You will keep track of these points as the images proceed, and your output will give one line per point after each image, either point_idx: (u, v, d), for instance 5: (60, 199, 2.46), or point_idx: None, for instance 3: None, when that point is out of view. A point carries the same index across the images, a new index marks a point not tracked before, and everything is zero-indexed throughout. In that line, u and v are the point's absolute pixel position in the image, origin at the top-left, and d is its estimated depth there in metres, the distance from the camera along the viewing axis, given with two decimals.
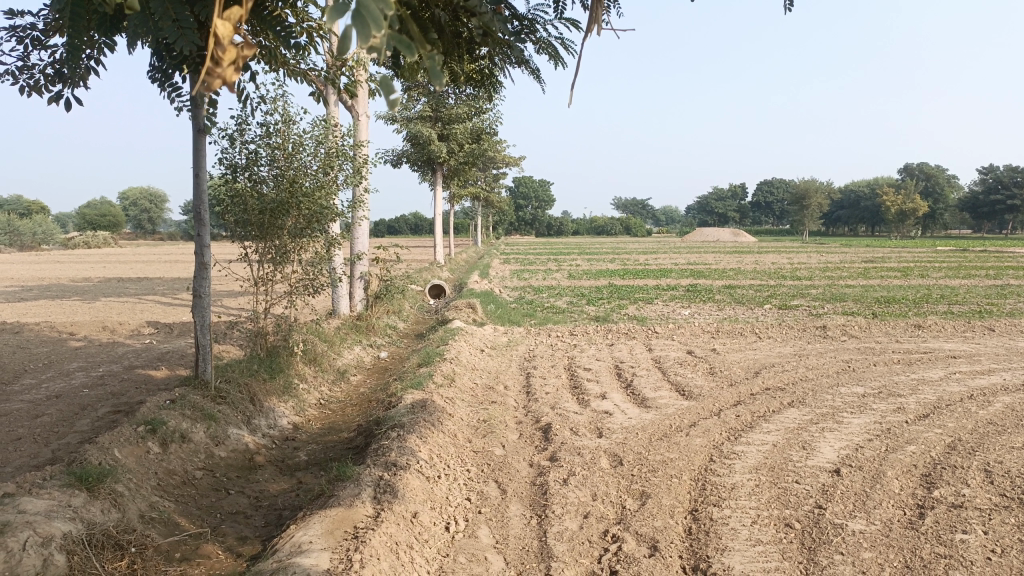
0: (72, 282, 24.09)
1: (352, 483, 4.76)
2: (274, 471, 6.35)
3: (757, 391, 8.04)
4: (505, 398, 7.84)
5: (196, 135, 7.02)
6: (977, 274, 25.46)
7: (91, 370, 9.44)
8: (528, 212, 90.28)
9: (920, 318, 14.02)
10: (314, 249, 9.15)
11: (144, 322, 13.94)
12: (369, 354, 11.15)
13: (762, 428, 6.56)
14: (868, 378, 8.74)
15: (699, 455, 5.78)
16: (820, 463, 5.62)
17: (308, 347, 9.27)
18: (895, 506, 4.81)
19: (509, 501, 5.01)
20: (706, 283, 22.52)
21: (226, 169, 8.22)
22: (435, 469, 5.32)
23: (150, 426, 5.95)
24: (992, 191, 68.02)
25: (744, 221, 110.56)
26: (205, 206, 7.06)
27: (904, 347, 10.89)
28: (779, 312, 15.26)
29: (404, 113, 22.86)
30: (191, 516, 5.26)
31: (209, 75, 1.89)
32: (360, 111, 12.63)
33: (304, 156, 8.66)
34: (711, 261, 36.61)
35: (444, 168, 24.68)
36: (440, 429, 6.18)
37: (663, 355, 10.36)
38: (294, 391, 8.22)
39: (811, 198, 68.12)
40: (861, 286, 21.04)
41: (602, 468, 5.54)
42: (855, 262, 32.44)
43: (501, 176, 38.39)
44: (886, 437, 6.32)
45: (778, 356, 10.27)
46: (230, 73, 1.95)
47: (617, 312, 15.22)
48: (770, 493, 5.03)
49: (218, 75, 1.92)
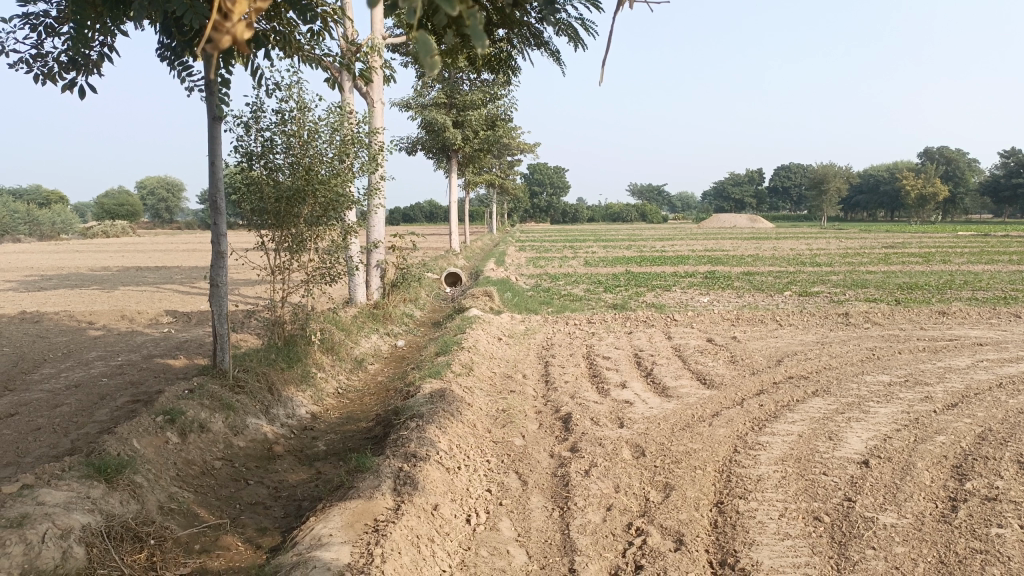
0: (90, 271, 24.24)
1: (371, 475, 4.70)
2: (293, 461, 6.32)
3: (780, 380, 7.91)
4: (524, 387, 7.77)
5: (211, 123, 6.97)
6: (1001, 259, 25.04)
7: (110, 359, 9.46)
8: (544, 199, 89.93)
9: (945, 304, 13.77)
10: (331, 237, 9.10)
11: (162, 310, 13.98)
12: (387, 343, 11.11)
13: (787, 418, 6.45)
14: (893, 366, 8.58)
15: (723, 446, 5.68)
16: (847, 454, 5.50)
17: (325, 336, 9.24)
18: (926, 499, 4.69)
19: (530, 493, 4.94)
20: (724, 270, 22.30)
21: (242, 157, 8.17)
22: (455, 460, 5.25)
23: (168, 415, 5.92)
24: (1015, 175, 66.92)
25: (761, 207, 109.59)
26: (221, 194, 7.01)
27: (929, 335, 10.69)
28: (800, 299, 15.07)
29: (418, 99, 22.76)
30: (211, 507, 5.23)
31: (219, 29, 1.64)
32: (376, 98, 12.55)
33: (320, 144, 8.59)
34: (728, 246, 36.26)
35: (459, 155, 24.57)
36: (459, 419, 6.11)
37: (683, 343, 10.23)
38: (312, 380, 8.18)
39: (830, 182, 67.34)
40: (882, 272, 20.74)
41: (624, 459, 5.45)
42: (875, 247, 32.06)
43: (517, 162, 38.21)
44: (914, 427, 6.19)
45: (801, 344, 10.11)
46: (242, 30, 1.68)
47: (635, 300, 15.08)
48: (798, 485, 4.92)
49: (227, 31, 1.66)
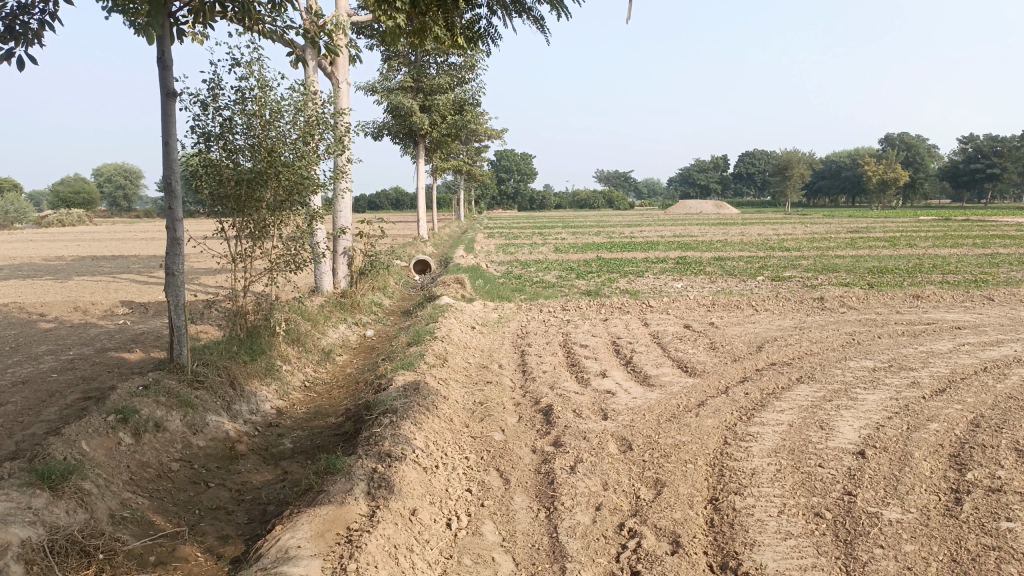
0: (43, 261, 23.35)
1: (343, 476, 4.35)
2: (257, 460, 5.93)
3: (762, 367, 7.70)
4: (501, 378, 7.45)
5: (164, 100, 6.51)
6: (964, 243, 25.35)
7: (60, 353, 8.94)
8: (510, 186, 89.38)
9: (918, 288, 13.73)
10: (295, 223, 8.67)
11: (118, 301, 13.38)
12: (355, 333, 10.71)
13: (775, 407, 6.22)
14: (876, 351, 8.43)
15: (713, 438, 5.42)
16: (842, 445, 5.28)
17: (291, 327, 8.82)
18: (928, 492, 4.49)
19: (513, 492, 4.63)
20: (695, 255, 22.17)
21: (199, 139, 7.72)
22: (432, 459, 4.92)
23: (121, 414, 5.50)
24: (973, 160, 68.06)
25: (726, 194, 110.27)
26: (176, 176, 6.56)
27: (906, 319, 10.59)
28: (774, 284, 14.93)
29: (384, 84, 22.22)
30: (168, 513, 4.83)
31: None
32: (340, 78, 12.06)
33: (283, 124, 8.15)
34: (697, 232, 36.19)
35: (427, 140, 24.02)
36: (435, 414, 5.77)
37: (661, 330, 9.99)
38: (277, 372, 7.77)
39: (794, 168, 67.77)
40: (852, 257, 20.77)
41: (611, 453, 5.17)
42: (841, 232, 32.24)
43: (483, 149, 37.81)
44: (906, 414, 6.01)
45: (780, 329, 9.94)
46: None
47: (609, 286, 14.83)
48: (794, 479, 4.68)
49: None
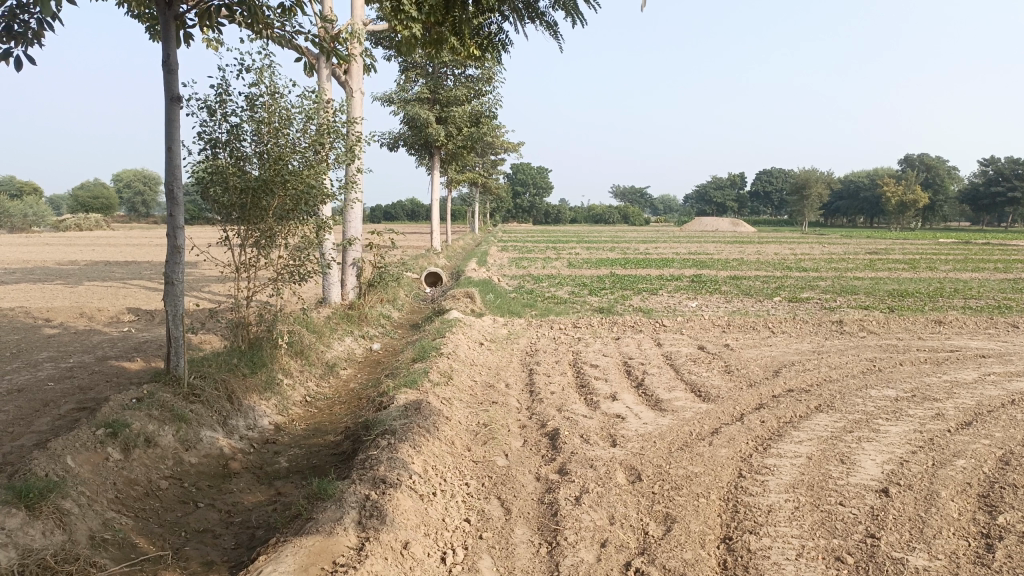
0: (56, 265, 23.32)
1: (334, 503, 4.12)
2: (251, 479, 5.71)
3: (779, 393, 7.41)
4: (507, 398, 7.20)
5: (168, 105, 6.35)
6: (986, 267, 24.86)
7: (60, 360, 8.77)
8: (526, 199, 89.32)
9: (940, 313, 13.35)
10: (302, 233, 8.48)
11: (125, 308, 13.24)
12: (361, 346, 10.50)
13: (792, 437, 5.93)
14: (898, 379, 8.11)
15: (726, 469, 5.14)
16: (863, 481, 4.99)
17: (294, 339, 8.62)
18: (957, 536, 4.20)
19: (513, 524, 4.38)
20: (710, 274, 21.84)
21: (206, 146, 7.56)
22: (429, 485, 4.67)
23: (110, 428, 5.31)
24: (994, 184, 67.27)
25: (743, 212, 109.65)
26: (179, 182, 6.38)
27: (928, 345, 10.25)
28: (791, 305, 14.61)
29: (401, 95, 22.13)
30: (152, 535, 4.61)
31: None
32: (354, 88, 11.92)
33: (292, 132, 7.99)
34: (713, 249, 35.83)
35: (442, 152, 23.88)
36: (436, 436, 5.53)
37: (674, 351, 9.71)
38: (277, 386, 7.56)
39: (812, 188, 67.19)
40: (871, 278, 20.37)
41: (618, 484, 4.90)
42: (859, 253, 31.75)
43: (498, 161, 37.73)
44: (931, 449, 5.70)
45: (797, 353, 9.64)
46: None
47: (622, 304, 14.56)
48: (813, 518, 4.40)
49: None
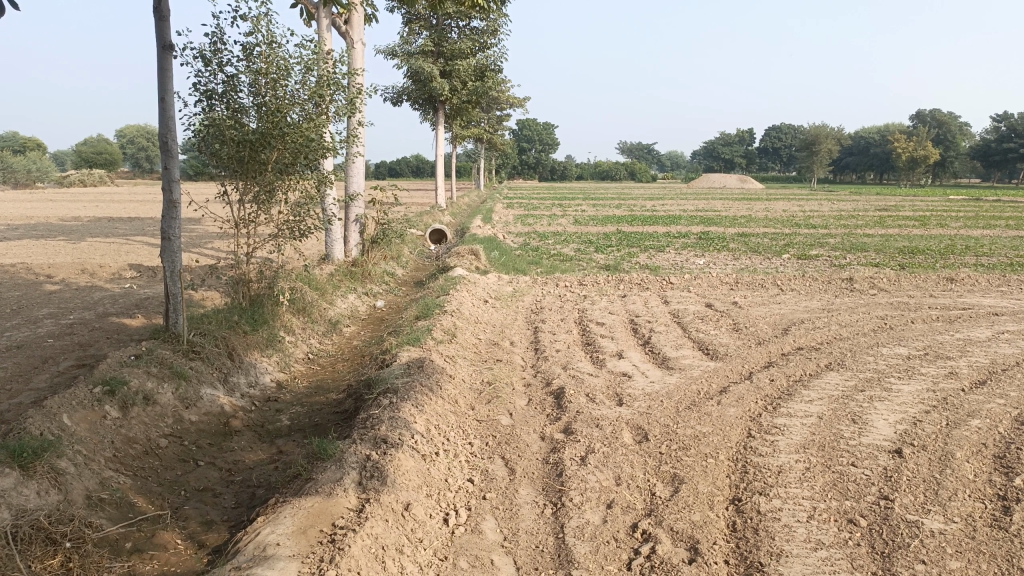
0: (59, 221, 23.20)
1: (334, 464, 4.02)
2: (252, 437, 5.64)
3: (788, 351, 7.28)
4: (511, 356, 7.09)
5: (160, 54, 6.13)
6: (998, 224, 24.50)
7: (61, 317, 8.68)
8: (532, 156, 88.48)
9: (951, 271, 13.12)
10: (302, 189, 8.29)
11: (127, 264, 13.11)
12: (365, 304, 10.40)
13: (803, 396, 5.80)
14: (910, 337, 7.97)
15: (735, 429, 5.03)
16: (876, 441, 4.87)
17: (296, 296, 8.49)
18: (973, 498, 4.09)
19: (518, 484, 4.29)
20: (718, 231, 21.57)
21: (202, 98, 7.34)
22: (432, 445, 4.58)
23: (108, 386, 5.22)
24: (1005, 139, 66.20)
25: (750, 168, 108.37)
26: (174, 134, 6.19)
27: (940, 303, 10.08)
28: (800, 262, 14.40)
29: (404, 48, 21.68)
30: (151, 494, 4.54)
31: None
32: (355, 39, 11.61)
33: (290, 84, 7.75)
34: (721, 206, 35.39)
35: (447, 107, 23.48)
36: (439, 395, 5.43)
37: (681, 308, 9.57)
38: (279, 343, 7.46)
39: (822, 143, 66.22)
40: (881, 236, 20.09)
41: (625, 444, 4.79)
42: (869, 210, 31.28)
43: (504, 117, 37.21)
44: (944, 408, 5.58)
45: (807, 310, 9.48)
46: None
47: (628, 261, 14.39)
48: (825, 479, 4.30)
49: None
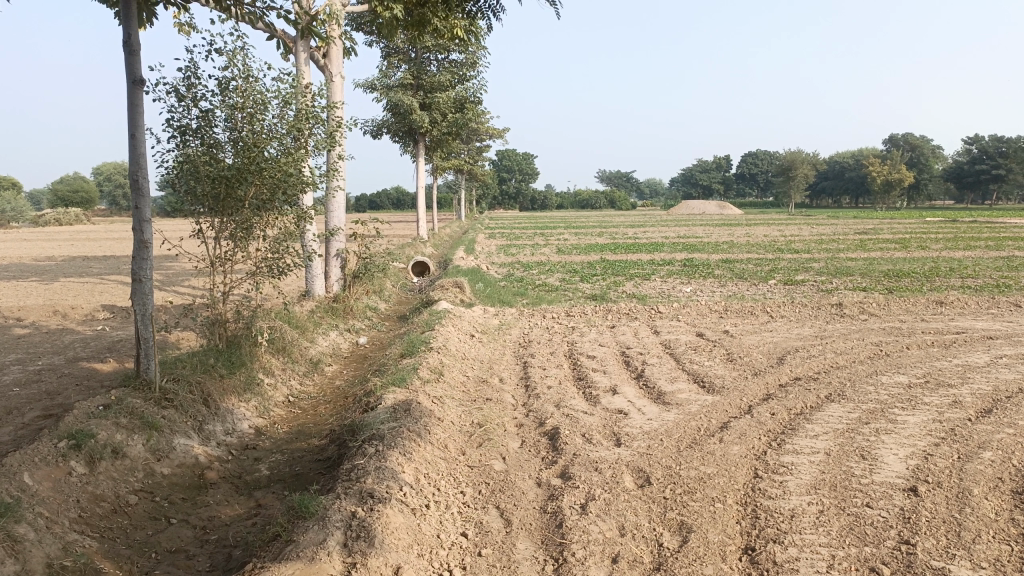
0: (32, 261, 22.67)
1: (316, 523, 3.72)
2: (229, 490, 5.31)
3: (786, 383, 7.05)
4: (501, 395, 6.81)
5: (130, 89, 5.88)
6: (978, 245, 24.65)
7: (28, 363, 8.28)
8: (512, 186, 88.74)
9: (940, 294, 13.01)
10: (281, 224, 8.03)
11: (100, 305, 12.70)
12: (347, 341, 10.10)
13: (806, 430, 5.58)
14: (908, 364, 7.78)
15: (741, 469, 4.78)
16: (889, 479, 4.64)
17: (275, 335, 8.18)
18: (998, 540, 3.85)
19: (515, 537, 4.01)
20: (702, 258, 21.49)
21: (175, 134, 7.09)
22: (422, 497, 4.29)
23: (74, 440, 4.88)
24: (977, 161, 67.26)
25: (728, 193, 109.37)
26: (145, 171, 5.93)
27: (933, 327, 9.94)
28: (787, 288, 14.27)
29: (383, 81, 21.58)
30: (118, 558, 4.21)
31: None
32: (334, 71, 11.44)
33: (268, 118, 7.52)
34: (703, 232, 35.53)
35: (427, 138, 23.36)
36: (427, 440, 5.14)
37: (672, 339, 9.34)
38: (258, 387, 7.13)
39: (798, 169, 66.90)
40: (865, 259, 20.07)
41: (626, 489, 4.52)
42: (849, 233, 31.38)
43: (483, 148, 37.25)
44: (954, 440, 5.36)
45: (800, 338, 9.29)
46: None
47: (615, 290, 14.19)
48: (841, 523, 4.05)
49: None
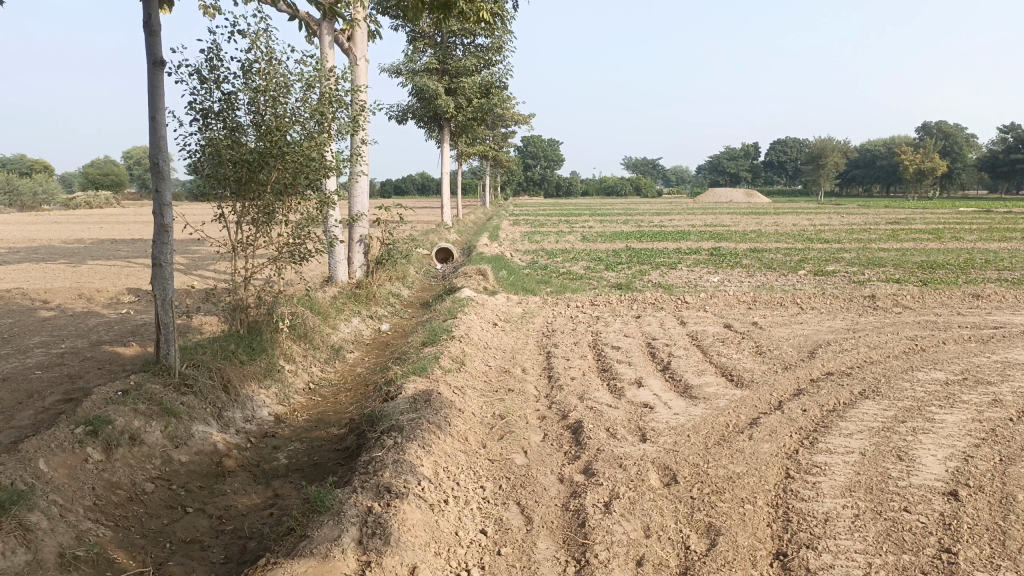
0: (61, 244, 22.87)
1: (331, 518, 3.61)
2: (246, 478, 5.24)
3: (818, 378, 6.83)
4: (524, 386, 6.67)
5: (151, 70, 5.79)
6: (1015, 236, 24.02)
7: (52, 346, 8.28)
8: (537, 172, 88.35)
9: (976, 287, 12.62)
10: (303, 209, 7.93)
11: (125, 288, 12.73)
12: (369, 327, 10.02)
13: (840, 428, 5.37)
14: (945, 360, 7.51)
15: (772, 469, 4.60)
16: (928, 482, 4.44)
17: (297, 321, 8.10)
18: None
19: (536, 536, 3.88)
20: (729, 247, 21.15)
21: (197, 117, 7.01)
22: (440, 491, 4.17)
23: (91, 426, 4.82)
24: (1013, 151, 65.62)
25: (756, 181, 108.00)
26: (165, 154, 5.84)
27: (970, 322, 9.62)
28: (817, 279, 13.95)
29: (409, 66, 21.42)
30: (132, 548, 4.14)
31: None
32: (358, 55, 11.30)
33: (291, 101, 7.41)
34: (729, 221, 34.96)
35: (452, 124, 23.18)
36: (447, 432, 5.01)
37: (699, 330, 9.13)
38: (278, 374, 7.06)
39: (828, 157, 65.73)
40: (897, 250, 19.61)
41: (651, 488, 4.37)
42: (880, 223, 30.75)
43: (509, 135, 37.04)
44: (996, 442, 5.13)
45: (831, 331, 9.03)
46: None
47: (640, 279, 13.96)
48: (877, 528, 3.87)
49: None
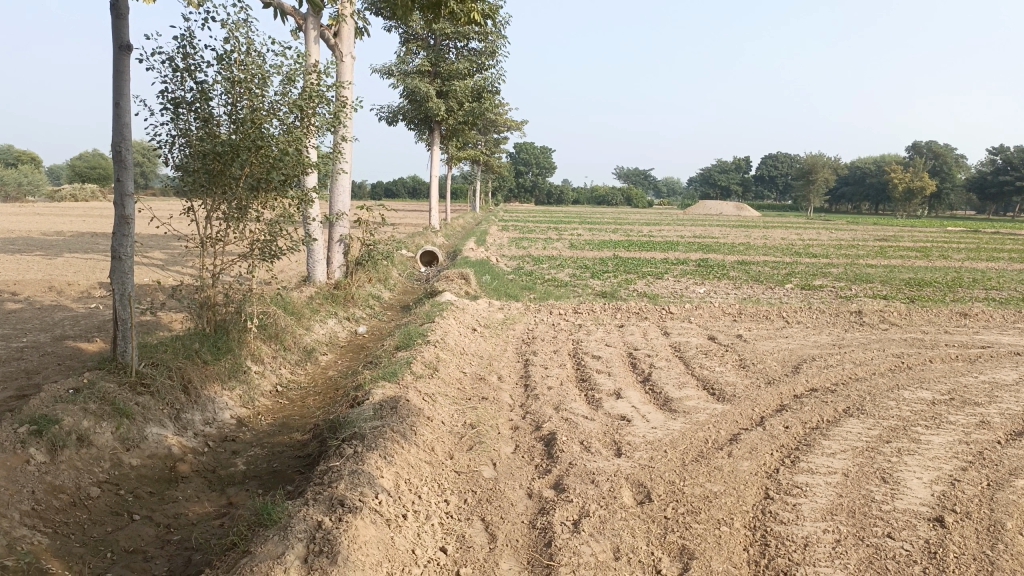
0: (40, 235, 22.40)
1: (278, 534, 3.36)
2: (200, 485, 4.98)
3: (801, 394, 6.63)
4: (498, 394, 6.44)
5: (116, 54, 5.53)
6: (1003, 256, 24.00)
7: (13, 339, 7.98)
8: (528, 179, 88.18)
9: (964, 305, 12.49)
10: (278, 205, 7.68)
11: (98, 282, 12.39)
12: (346, 329, 9.76)
13: (823, 447, 5.17)
14: (931, 379, 7.33)
15: (752, 489, 4.39)
16: (913, 506, 4.24)
17: (267, 321, 7.84)
18: None
19: (498, 556, 3.64)
20: (717, 258, 21.00)
21: (169, 106, 6.74)
22: (400, 505, 3.93)
23: (36, 426, 4.55)
24: (1002, 172, 65.96)
25: (746, 195, 108.30)
26: (128, 143, 5.58)
27: (957, 340, 9.47)
28: (804, 293, 13.79)
29: (400, 67, 21.17)
30: (70, 557, 3.88)
31: None
32: (344, 51, 11.06)
33: (269, 94, 7.17)
34: (717, 233, 34.85)
35: (442, 127, 22.93)
36: (412, 442, 4.77)
37: (682, 342, 8.92)
38: (243, 375, 6.79)
39: (818, 172, 65.84)
40: (885, 266, 19.52)
41: (624, 506, 4.15)
42: (869, 240, 30.69)
43: (500, 140, 36.82)
44: (983, 466, 4.94)
45: (817, 346, 8.85)
46: None
47: (626, 288, 13.76)
48: (859, 555, 3.66)
49: None
